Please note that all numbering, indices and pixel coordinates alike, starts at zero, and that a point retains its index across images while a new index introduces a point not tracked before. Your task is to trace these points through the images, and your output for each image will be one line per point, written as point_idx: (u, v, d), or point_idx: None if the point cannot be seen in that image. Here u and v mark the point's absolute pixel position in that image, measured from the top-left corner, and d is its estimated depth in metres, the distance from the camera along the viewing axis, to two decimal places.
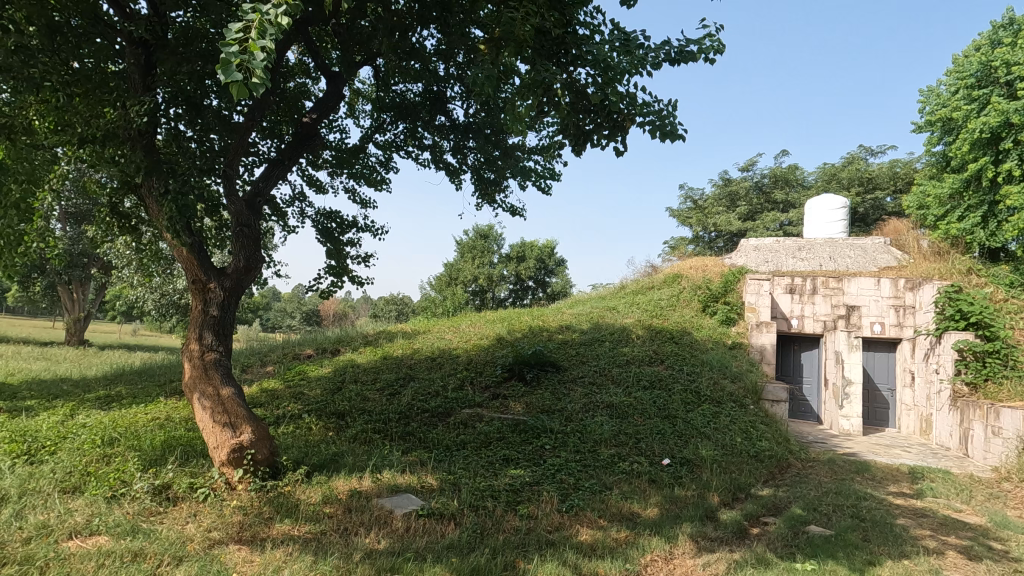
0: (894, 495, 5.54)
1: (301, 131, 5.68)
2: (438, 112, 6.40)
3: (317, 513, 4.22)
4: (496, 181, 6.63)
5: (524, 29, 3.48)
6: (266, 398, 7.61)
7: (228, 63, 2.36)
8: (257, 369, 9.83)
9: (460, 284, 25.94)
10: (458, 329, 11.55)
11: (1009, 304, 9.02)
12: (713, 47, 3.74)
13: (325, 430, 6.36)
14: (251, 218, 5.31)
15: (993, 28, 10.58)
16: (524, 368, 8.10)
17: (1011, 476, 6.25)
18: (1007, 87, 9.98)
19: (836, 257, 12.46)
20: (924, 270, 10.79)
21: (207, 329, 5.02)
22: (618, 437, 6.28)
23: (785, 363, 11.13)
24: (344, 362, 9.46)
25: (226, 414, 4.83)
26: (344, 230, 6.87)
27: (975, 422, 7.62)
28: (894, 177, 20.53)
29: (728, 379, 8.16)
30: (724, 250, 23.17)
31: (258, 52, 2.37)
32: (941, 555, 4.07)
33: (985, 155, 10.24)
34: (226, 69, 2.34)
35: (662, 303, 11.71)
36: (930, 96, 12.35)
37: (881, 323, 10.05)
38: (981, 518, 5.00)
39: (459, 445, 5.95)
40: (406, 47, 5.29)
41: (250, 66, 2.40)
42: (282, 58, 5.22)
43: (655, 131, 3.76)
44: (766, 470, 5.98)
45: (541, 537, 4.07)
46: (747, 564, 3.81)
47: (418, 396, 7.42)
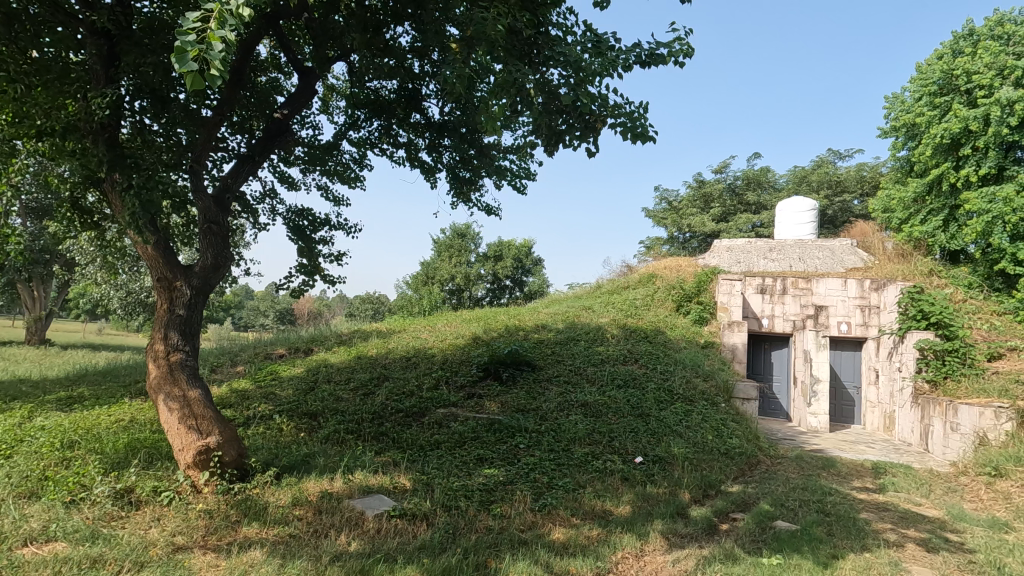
0: (858, 490, 5.71)
1: (272, 127, 5.57)
2: (413, 109, 6.34)
3: (286, 515, 4.15)
4: (472, 179, 6.58)
5: (496, 29, 3.47)
6: (236, 398, 7.47)
7: (183, 52, 2.30)
8: (227, 369, 9.63)
9: (437, 283, 25.88)
10: (434, 328, 11.47)
11: (968, 304, 9.47)
12: (683, 50, 3.76)
13: (297, 431, 6.28)
14: (219, 215, 5.18)
15: (954, 38, 10.93)
16: (499, 367, 8.10)
17: (968, 469, 6.49)
18: (967, 94, 10.33)
19: (805, 258, 12.75)
20: (889, 271, 11.14)
21: (173, 329, 4.88)
22: (591, 436, 6.33)
23: (756, 362, 11.34)
24: (318, 362, 9.33)
25: (193, 416, 4.71)
26: (317, 228, 6.76)
27: (935, 418, 7.88)
28: (861, 181, 21.15)
29: (700, 378, 8.30)
30: (698, 251, 23.55)
31: (217, 43, 2.31)
32: (900, 547, 4.19)
33: (947, 161, 10.57)
34: (182, 58, 2.28)
35: (636, 303, 11.86)
36: (895, 102, 12.73)
37: (848, 322, 10.33)
38: (939, 511, 5.18)
39: (433, 445, 5.91)
40: (380, 44, 5.23)
41: (207, 57, 2.34)
42: (251, 51, 5.10)
43: (626, 133, 3.78)
44: (736, 467, 6.11)
45: (513, 536, 4.08)
46: (715, 560, 3.87)
47: (392, 396, 7.36)
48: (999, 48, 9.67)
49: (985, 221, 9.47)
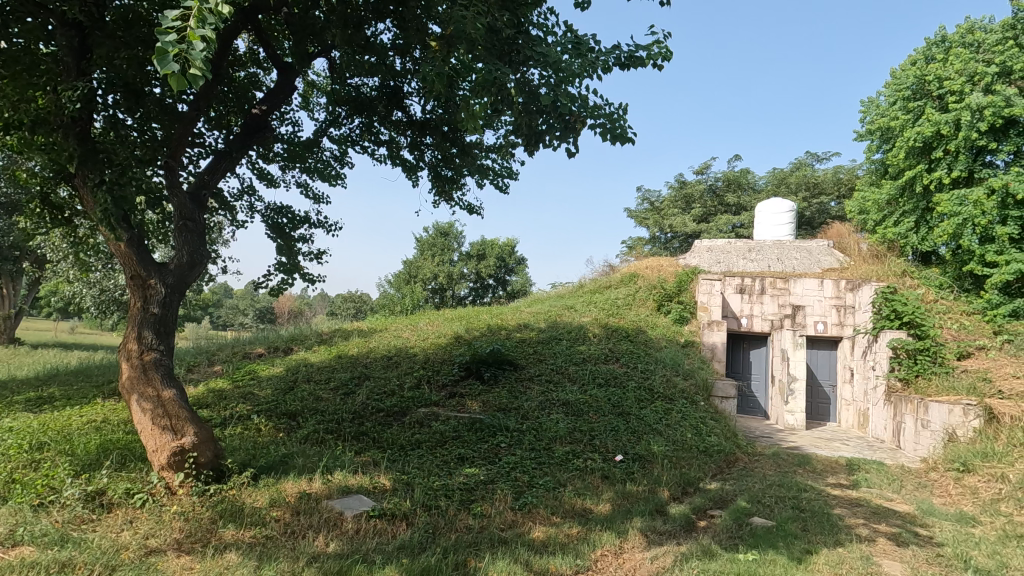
0: (832, 486, 5.83)
1: (250, 123, 5.49)
2: (395, 107, 6.29)
3: (263, 516, 4.10)
4: (454, 178, 6.53)
5: (475, 27, 3.47)
6: (213, 398, 7.35)
7: (164, 53, 2.25)
8: (204, 369, 9.48)
9: (420, 282, 25.78)
10: (417, 327, 11.42)
11: (939, 305, 9.72)
12: (662, 54, 3.80)
13: (275, 431, 6.20)
14: (195, 212, 5.09)
15: (927, 44, 11.21)
16: (481, 366, 8.09)
17: (937, 465, 6.67)
18: (939, 100, 10.58)
19: (783, 259, 12.96)
20: (863, 272, 11.37)
21: (147, 328, 4.78)
22: (572, 434, 6.37)
23: (734, 361, 11.49)
24: (297, 361, 9.23)
25: (167, 417, 4.62)
26: (296, 226, 6.68)
27: (906, 415, 8.08)
28: (838, 183, 21.54)
29: (680, 376, 8.40)
30: (679, 251, 23.83)
31: (197, 42, 2.27)
32: (872, 542, 4.29)
33: (920, 163, 10.83)
34: (163, 58, 2.23)
35: (618, 302, 11.95)
36: (870, 106, 13.02)
37: (824, 322, 10.53)
38: (909, 506, 5.31)
39: (413, 444, 5.87)
40: (361, 41, 5.17)
41: (188, 57, 2.30)
42: (229, 46, 5.01)
43: (605, 134, 3.80)
44: (714, 464, 6.20)
45: (493, 536, 4.07)
46: (692, 556, 3.92)
47: (373, 395, 7.30)
48: (969, 56, 9.91)
49: (955, 223, 9.73)
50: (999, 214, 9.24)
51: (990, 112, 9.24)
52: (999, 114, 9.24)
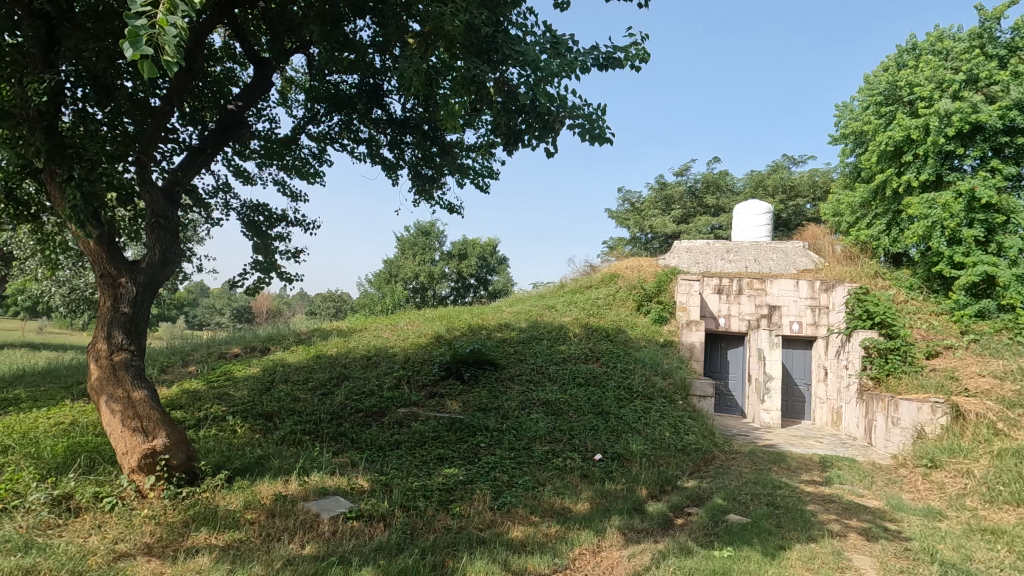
0: (806, 483, 5.95)
1: (226, 119, 5.39)
2: (375, 104, 6.22)
3: (237, 519, 4.04)
4: (434, 177, 6.48)
5: (454, 25, 3.46)
6: (188, 400, 7.20)
7: (137, 38, 2.19)
8: (178, 369, 9.28)
9: (400, 281, 25.59)
10: (397, 327, 11.37)
11: (909, 305, 9.97)
12: (639, 55, 3.83)
13: (251, 432, 6.10)
14: (168, 208, 4.96)
15: (899, 51, 11.49)
16: (461, 366, 8.06)
17: (907, 462, 6.85)
18: (910, 105, 10.85)
19: (760, 260, 13.17)
20: (837, 273, 11.59)
21: (117, 328, 4.66)
22: (552, 434, 6.38)
23: (712, 360, 11.62)
24: (274, 361, 9.11)
25: (138, 419, 4.51)
26: (273, 224, 6.57)
27: (878, 413, 8.27)
28: (813, 186, 21.97)
29: (659, 376, 8.48)
30: (659, 251, 24.08)
31: (170, 28, 2.21)
32: (843, 537, 4.38)
33: (891, 167, 11.12)
34: (135, 43, 2.17)
35: (598, 302, 12.02)
36: (844, 111, 13.31)
37: (799, 322, 10.72)
38: (879, 502, 5.44)
39: (392, 445, 5.83)
40: (340, 37, 5.09)
41: (161, 43, 2.24)
42: (204, 39, 4.90)
43: (584, 134, 3.82)
44: (692, 463, 6.27)
45: (472, 536, 4.06)
46: (670, 553, 3.95)
47: (352, 395, 7.24)
48: (938, 63, 10.15)
49: (925, 226, 10.00)
50: (967, 217, 9.53)
51: (957, 118, 9.48)
52: (966, 120, 9.48)
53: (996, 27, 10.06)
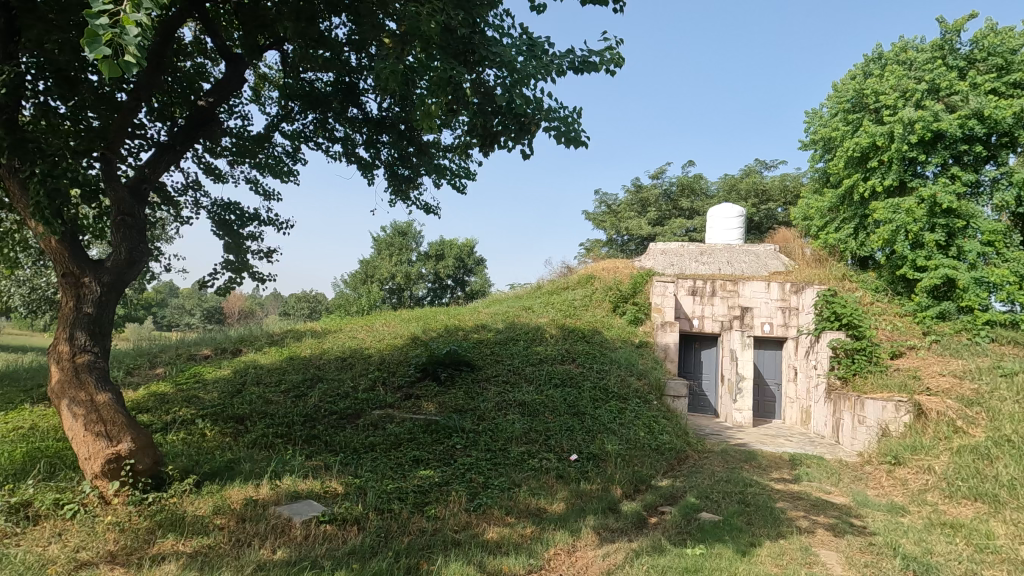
0: (776, 481, 6.08)
1: (196, 116, 5.26)
2: (351, 103, 6.15)
3: (206, 525, 3.95)
4: (411, 177, 6.42)
5: (430, 26, 3.44)
6: (155, 403, 7.00)
7: (95, 35, 2.14)
8: (145, 371, 9.03)
9: (376, 282, 25.30)
10: (372, 328, 11.28)
11: (875, 307, 10.27)
12: (614, 59, 3.87)
13: (222, 436, 5.96)
14: (135, 206, 4.81)
15: (866, 60, 11.84)
16: (438, 367, 8.02)
17: (872, 459, 7.06)
18: (876, 113, 11.18)
19: (732, 262, 13.42)
20: (807, 276, 11.87)
21: (80, 329, 4.52)
22: (528, 435, 6.39)
23: (686, 361, 11.79)
24: (245, 363, 8.92)
25: (102, 423, 4.37)
26: (244, 223, 6.44)
27: (844, 412, 8.50)
28: (784, 190, 22.46)
29: (634, 376, 8.58)
30: (635, 253, 24.36)
31: (132, 27, 2.16)
32: (811, 533, 4.49)
33: (857, 173, 11.45)
34: (94, 42, 2.11)
35: (575, 303, 12.09)
36: (813, 117, 13.65)
37: (771, 322, 10.95)
38: (845, 499, 5.59)
39: (367, 447, 5.77)
40: (315, 34, 5.01)
41: (122, 42, 2.19)
42: (173, 33, 4.77)
43: (560, 137, 3.84)
44: (665, 462, 6.35)
45: (447, 538, 4.05)
46: (643, 552, 4.00)
47: (326, 397, 7.15)
48: (903, 73, 10.48)
49: (890, 230, 10.32)
50: (929, 222, 9.88)
51: (920, 126, 9.81)
52: (927, 128, 9.82)
53: (956, 39, 10.46)
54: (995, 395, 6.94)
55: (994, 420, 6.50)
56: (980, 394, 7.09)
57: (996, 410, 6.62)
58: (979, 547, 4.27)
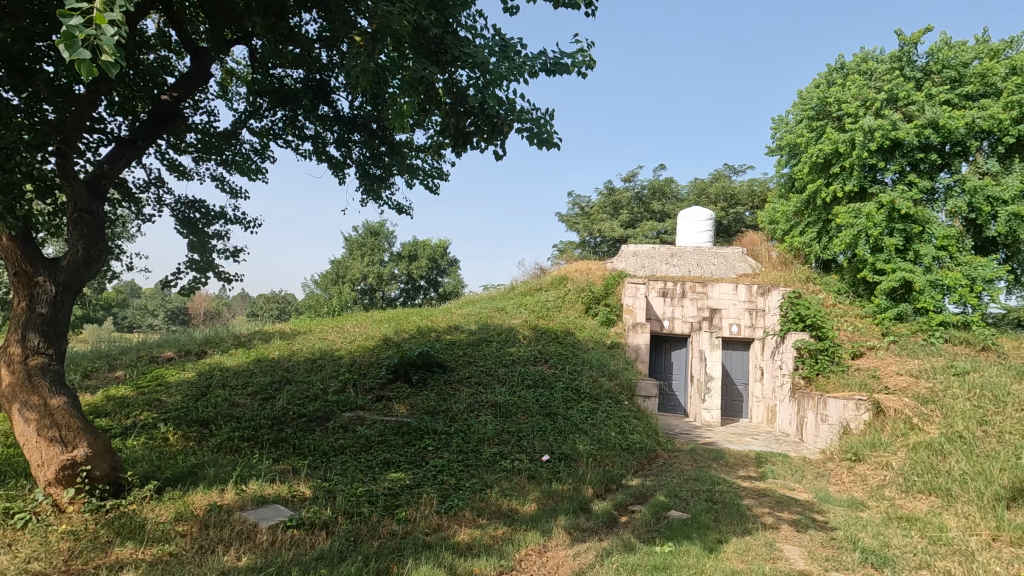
0: (742, 478, 6.22)
1: (159, 111, 5.10)
2: (321, 101, 6.05)
3: (166, 533, 3.82)
4: (383, 177, 6.33)
5: (402, 24, 3.41)
6: (113, 407, 6.75)
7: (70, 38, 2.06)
8: (104, 374, 8.70)
9: (348, 283, 24.90)
10: (343, 329, 11.14)
11: (837, 308, 10.57)
12: (586, 62, 3.89)
13: (185, 440, 5.79)
14: (93, 203, 4.64)
15: (829, 69, 12.22)
16: (410, 369, 7.96)
17: (833, 456, 7.29)
18: (838, 120, 11.54)
19: (702, 264, 13.68)
20: (773, 279, 12.18)
21: (33, 330, 4.32)
22: (500, 436, 6.39)
23: (657, 361, 11.96)
24: (210, 365, 8.69)
25: (56, 428, 4.19)
26: (210, 221, 6.27)
27: (808, 411, 8.74)
28: (752, 195, 22.96)
29: (606, 377, 8.66)
30: (607, 255, 24.62)
31: (108, 25, 2.11)
32: (776, 529, 4.60)
33: (821, 178, 11.81)
34: (71, 44, 2.04)
35: (548, 304, 12.14)
36: (779, 123, 14.03)
37: (738, 324, 11.18)
38: (808, 495, 5.76)
39: (336, 450, 5.69)
40: (284, 30, 4.91)
41: (99, 44, 2.13)
42: (135, 25, 4.60)
43: (532, 139, 3.86)
44: (636, 461, 6.43)
45: (418, 540, 4.01)
46: (614, 551, 4.05)
47: (294, 399, 7.02)
48: (864, 83, 10.83)
49: (851, 234, 10.68)
50: (887, 227, 10.24)
51: (879, 134, 10.15)
52: (886, 136, 10.18)
53: (913, 50, 10.88)
54: (948, 393, 7.23)
55: (947, 417, 6.77)
56: (934, 392, 7.38)
57: (948, 408, 6.89)
58: (932, 539, 4.44)
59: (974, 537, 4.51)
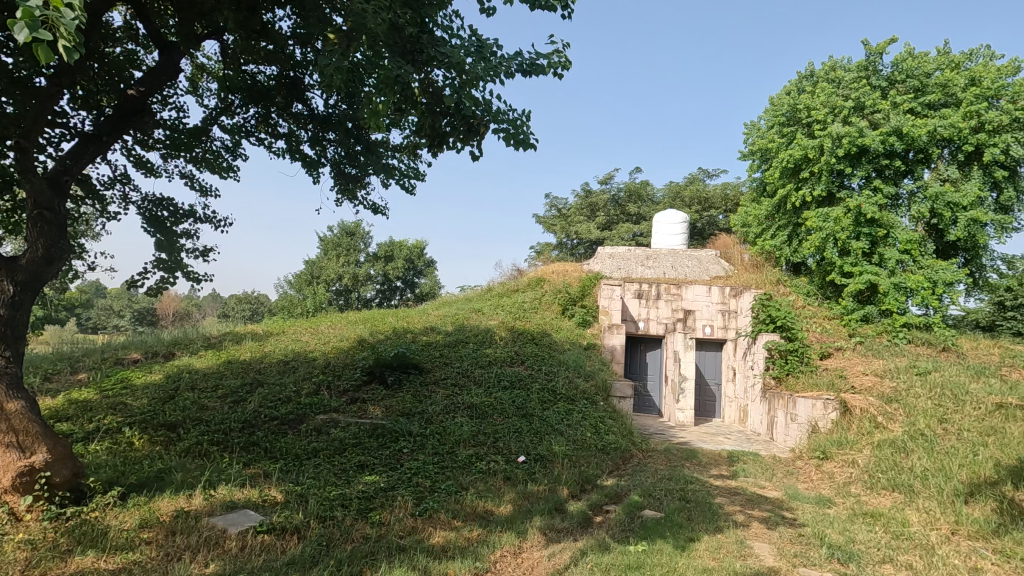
0: (715, 477, 6.33)
1: (125, 105, 4.94)
2: (295, 98, 5.95)
3: (130, 540, 3.71)
4: (358, 176, 6.26)
5: (377, 23, 3.38)
6: (75, 411, 6.52)
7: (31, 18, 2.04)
8: (65, 377, 8.41)
9: (322, 283, 24.42)
10: (317, 330, 10.99)
11: (807, 309, 10.82)
12: (561, 63, 3.92)
13: (151, 445, 5.63)
14: (54, 200, 4.47)
15: (799, 77, 12.52)
16: (385, 370, 7.88)
17: (802, 454, 7.47)
18: (808, 127, 11.83)
19: (677, 266, 13.87)
20: (745, 280, 12.42)
21: None
22: (476, 437, 6.37)
23: (632, 362, 12.08)
24: (179, 367, 8.48)
25: (12, 433, 3.98)
26: (178, 220, 6.11)
27: (778, 410, 8.93)
28: (725, 199, 23.35)
29: (582, 378, 8.71)
30: (584, 257, 24.79)
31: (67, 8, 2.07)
32: (747, 527, 4.69)
33: (791, 183, 12.10)
34: (30, 24, 2.01)
35: (524, 305, 12.17)
36: (751, 129, 14.33)
37: (711, 325, 11.34)
38: (778, 492, 5.89)
39: (309, 453, 5.60)
40: (257, 25, 4.81)
41: (59, 26, 2.10)
42: (99, 16, 4.44)
43: (509, 139, 3.87)
44: (611, 461, 6.49)
45: (392, 544, 3.97)
46: (588, 550, 4.07)
47: (267, 402, 6.89)
48: (832, 90, 11.08)
49: (820, 238, 10.96)
50: (854, 231, 10.54)
51: (846, 141, 10.45)
52: (853, 142, 10.49)
53: (878, 60, 11.22)
54: (911, 392, 7.47)
55: (910, 415, 7.00)
56: (898, 391, 7.62)
57: (911, 407, 7.13)
58: (895, 534, 4.57)
59: (934, 531, 4.66)
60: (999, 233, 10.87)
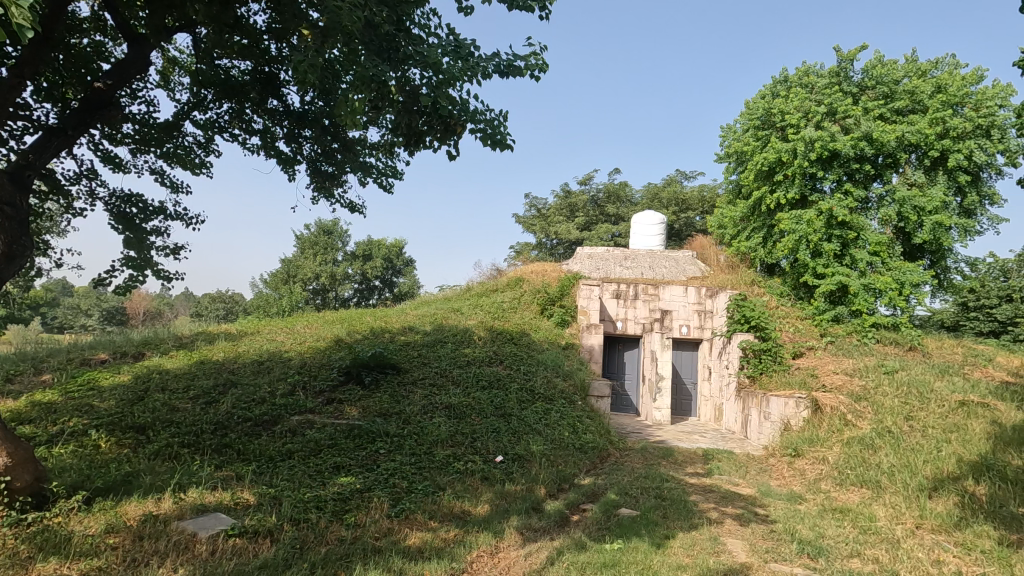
0: (690, 475, 6.41)
1: (92, 99, 4.79)
2: (270, 94, 5.83)
3: (95, 545, 3.61)
4: (335, 174, 6.18)
5: (352, 19, 3.32)
6: (38, 413, 6.31)
7: None
8: (28, 378, 8.14)
9: (299, 282, 24.09)
10: (293, 330, 10.83)
11: (781, 309, 10.97)
12: (539, 65, 3.91)
13: (119, 447, 5.48)
14: (16, 195, 4.30)
15: (774, 82, 12.76)
16: (362, 370, 7.82)
17: (775, 452, 7.62)
18: (781, 131, 12.04)
19: (654, 266, 14.02)
20: (720, 281, 12.61)
21: None
22: (454, 437, 6.35)
23: (610, 361, 12.17)
24: (149, 368, 8.26)
25: None
26: (148, 217, 5.96)
27: (752, 408, 9.09)
28: (702, 200, 23.67)
29: (560, 377, 8.75)
30: (563, 257, 24.93)
31: None
32: (720, 523, 4.76)
33: (765, 185, 12.33)
34: None
35: (503, 305, 12.17)
36: (727, 132, 14.58)
37: (688, 325, 11.50)
38: (751, 489, 5.99)
39: (284, 454, 5.51)
40: (230, 19, 4.70)
41: None
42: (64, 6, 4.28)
43: (485, 139, 3.85)
44: (588, 461, 6.53)
45: (367, 545, 3.94)
46: (565, 549, 4.08)
47: (240, 403, 6.75)
48: (805, 95, 11.17)
49: (794, 240, 11.15)
50: (826, 233, 10.78)
51: (819, 145, 10.70)
52: (825, 147, 10.73)
53: (850, 67, 11.50)
54: (879, 391, 7.68)
55: (877, 413, 7.19)
56: (867, 390, 7.82)
57: (879, 404, 7.32)
58: (862, 529, 4.70)
59: (900, 526, 4.79)
60: (963, 237, 11.23)
